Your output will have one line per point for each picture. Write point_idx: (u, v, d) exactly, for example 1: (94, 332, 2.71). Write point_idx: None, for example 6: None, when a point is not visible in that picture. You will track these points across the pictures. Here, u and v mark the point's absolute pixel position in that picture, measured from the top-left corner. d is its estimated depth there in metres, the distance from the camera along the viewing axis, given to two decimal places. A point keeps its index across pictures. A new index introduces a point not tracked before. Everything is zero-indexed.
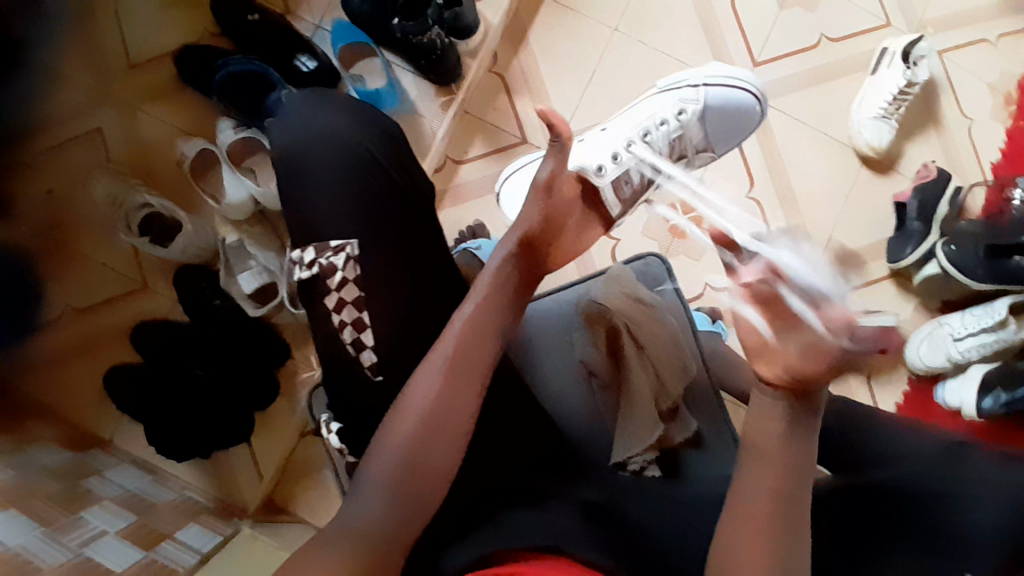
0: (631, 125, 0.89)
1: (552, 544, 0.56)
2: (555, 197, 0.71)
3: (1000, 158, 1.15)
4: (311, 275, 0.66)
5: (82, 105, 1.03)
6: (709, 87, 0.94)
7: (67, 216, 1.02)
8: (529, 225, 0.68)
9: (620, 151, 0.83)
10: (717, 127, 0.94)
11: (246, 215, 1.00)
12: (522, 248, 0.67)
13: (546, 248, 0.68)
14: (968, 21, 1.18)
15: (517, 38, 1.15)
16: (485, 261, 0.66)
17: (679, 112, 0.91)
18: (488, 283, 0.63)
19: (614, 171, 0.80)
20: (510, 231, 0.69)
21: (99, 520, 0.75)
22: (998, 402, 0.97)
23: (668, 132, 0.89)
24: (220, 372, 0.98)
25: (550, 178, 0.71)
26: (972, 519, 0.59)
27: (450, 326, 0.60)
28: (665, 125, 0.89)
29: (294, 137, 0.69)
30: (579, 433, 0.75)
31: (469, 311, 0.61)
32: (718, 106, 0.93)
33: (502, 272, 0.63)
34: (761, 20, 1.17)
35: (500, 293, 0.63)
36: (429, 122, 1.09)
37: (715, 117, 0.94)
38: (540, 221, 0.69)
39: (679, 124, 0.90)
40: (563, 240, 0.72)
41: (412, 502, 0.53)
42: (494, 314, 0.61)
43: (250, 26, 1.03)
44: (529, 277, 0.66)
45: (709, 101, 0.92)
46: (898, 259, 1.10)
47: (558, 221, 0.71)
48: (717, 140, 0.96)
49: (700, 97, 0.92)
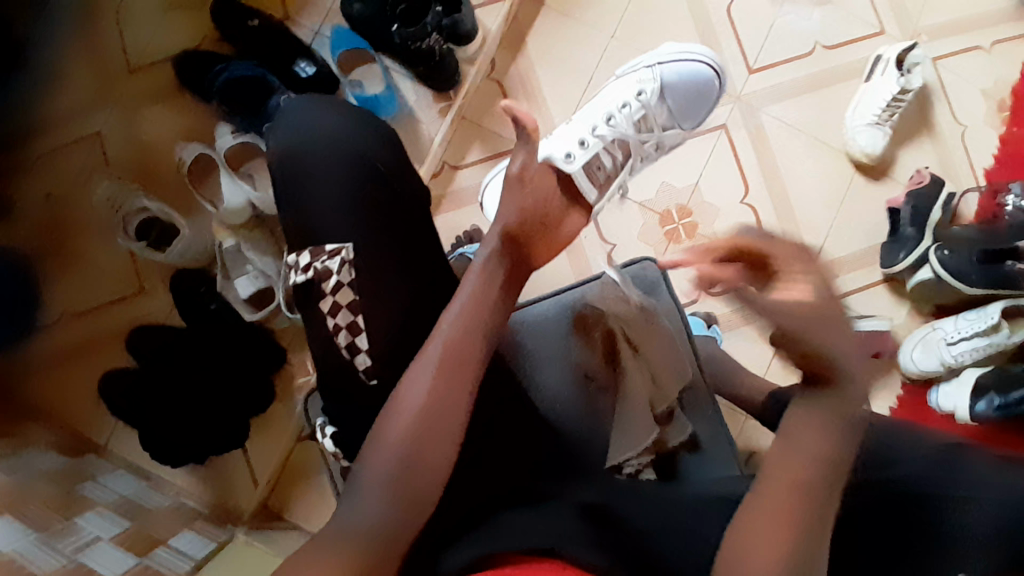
0: (596, 111, 0.92)
1: (547, 546, 0.55)
2: (529, 187, 0.72)
3: (993, 164, 1.16)
4: (306, 279, 0.67)
5: (81, 109, 1.04)
6: (664, 66, 0.96)
7: (67, 218, 1.02)
8: (509, 218, 0.69)
9: (587, 137, 0.85)
10: (678, 102, 0.96)
11: (244, 220, 0.98)
12: (505, 243, 0.67)
13: (528, 242, 0.68)
14: (961, 28, 1.19)
15: (514, 44, 1.16)
16: (472, 259, 0.65)
17: (638, 93, 0.93)
18: (474, 282, 0.63)
19: (582, 155, 0.82)
20: (492, 228, 0.69)
21: (93, 525, 0.75)
22: (991, 406, 0.98)
23: (632, 113, 0.92)
24: (216, 376, 0.98)
25: (520, 171, 0.73)
26: (967, 521, 0.60)
27: (438, 325, 0.61)
28: (627, 107, 0.92)
29: (292, 141, 0.69)
30: (575, 434, 0.74)
31: (457, 311, 0.61)
32: (674, 81, 0.95)
33: (488, 269, 0.63)
34: (756, 28, 1.18)
35: (488, 292, 0.62)
36: (427, 127, 1.10)
37: (675, 94, 0.96)
38: (519, 215, 0.69)
39: (640, 104, 0.93)
40: (544, 236, 0.70)
41: (409, 504, 0.52)
42: (483, 313, 0.61)
43: (249, 31, 1.03)
44: (517, 273, 0.65)
45: (665, 78, 0.95)
46: (891, 264, 1.11)
47: (534, 211, 0.71)
48: (682, 115, 0.97)
49: (656, 76, 0.95)
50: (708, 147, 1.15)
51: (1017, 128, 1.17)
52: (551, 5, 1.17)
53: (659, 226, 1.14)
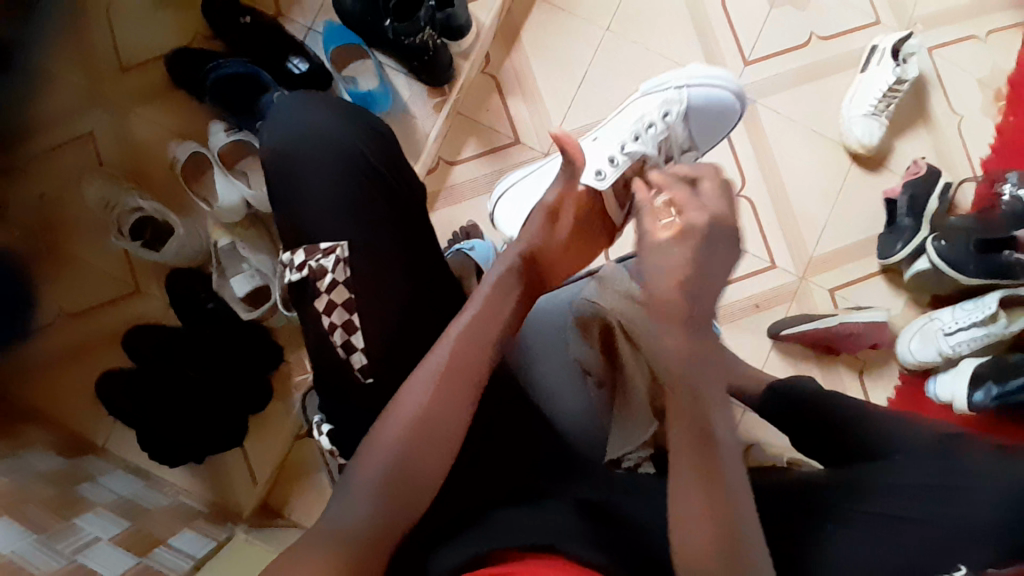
0: (622, 131, 0.90)
1: (547, 543, 0.56)
2: (560, 219, 0.76)
3: (990, 154, 1.16)
4: (301, 277, 0.66)
5: (74, 107, 1.03)
6: (691, 87, 0.92)
7: (59, 219, 1.02)
8: (534, 241, 0.71)
9: (614, 157, 0.85)
10: (699, 126, 0.94)
11: (239, 218, 0.98)
12: (524, 262, 0.69)
13: (543, 262, 0.71)
14: (957, 18, 1.18)
15: (509, 39, 1.15)
16: (487, 272, 0.67)
17: (665, 113, 0.90)
18: (486, 296, 0.64)
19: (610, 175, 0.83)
20: (514, 247, 0.71)
21: (92, 525, 0.75)
22: (990, 395, 0.97)
23: (657, 134, 0.89)
24: (213, 376, 0.98)
25: (556, 202, 0.77)
26: (966, 513, 0.61)
27: (445, 332, 0.61)
28: (653, 127, 0.89)
29: (284, 138, 0.69)
30: (570, 428, 0.75)
31: (466, 322, 0.61)
32: (701, 105, 0.92)
33: (505, 286, 0.65)
34: (751, 19, 1.17)
35: (498, 309, 0.63)
36: (422, 123, 1.09)
37: (699, 117, 0.93)
38: (543, 240, 0.72)
39: (665, 126, 0.90)
40: (562, 258, 0.74)
41: (397, 504, 0.52)
42: (491, 329, 0.62)
43: (240, 28, 1.02)
44: (530, 295, 0.68)
45: (692, 102, 0.92)
46: (887, 255, 1.12)
47: (557, 239, 0.74)
48: (701, 140, 0.95)
49: (683, 98, 0.91)
50: None
51: (1013, 118, 1.17)
52: None
53: None
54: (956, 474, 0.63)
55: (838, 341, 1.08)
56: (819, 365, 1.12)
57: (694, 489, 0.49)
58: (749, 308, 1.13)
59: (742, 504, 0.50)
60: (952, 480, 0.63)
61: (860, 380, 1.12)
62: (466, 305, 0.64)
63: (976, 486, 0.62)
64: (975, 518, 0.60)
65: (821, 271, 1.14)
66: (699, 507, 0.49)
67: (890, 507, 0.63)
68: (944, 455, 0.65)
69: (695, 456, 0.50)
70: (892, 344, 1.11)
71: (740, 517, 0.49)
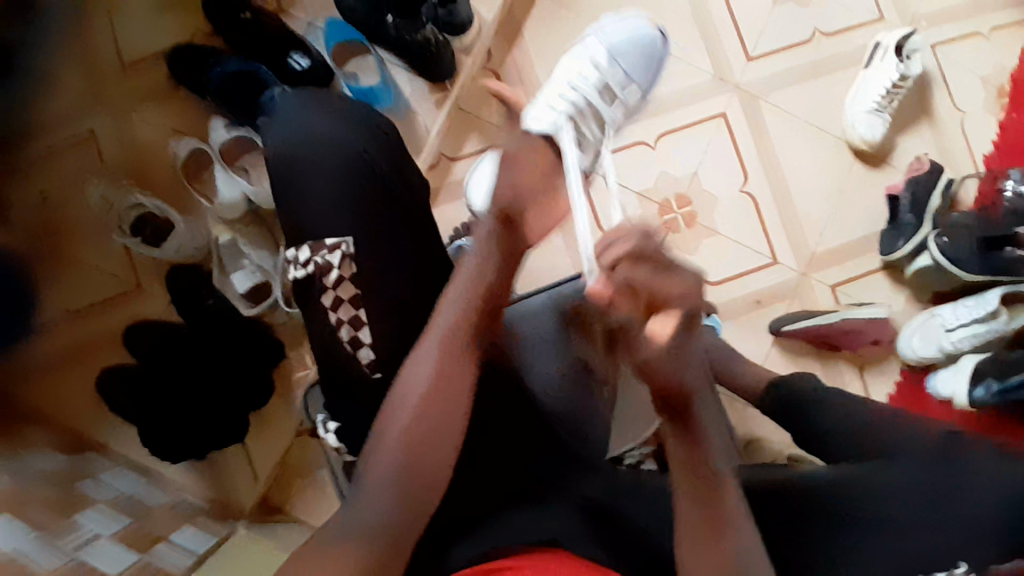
0: (555, 86, 0.86)
1: (551, 538, 0.59)
2: (522, 168, 0.70)
3: (992, 151, 1.16)
4: (307, 273, 0.66)
5: (74, 107, 1.02)
6: (602, 34, 0.92)
7: (58, 216, 1.00)
8: (502, 201, 0.67)
9: (561, 104, 0.81)
10: (636, 62, 0.90)
11: (239, 215, 0.97)
12: (498, 227, 0.64)
13: (522, 225, 0.66)
14: (961, 14, 1.18)
15: (511, 34, 1.15)
16: (466, 248, 0.64)
17: (590, 61, 0.88)
18: (469, 276, 0.62)
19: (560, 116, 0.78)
20: (487, 212, 0.67)
21: (94, 524, 0.74)
22: (990, 392, 0.96)
23: (593, 79, 0.86)
24: (216, 372, 0.97)
25: (510, 154, 0.72)
26: (972, 514, 0.60)
27: (434, 318, 0.60)
28: (585, 74, 0.86)
29: (286, 138, 0.68)
30: (574, 425, 0.75)
31: (455, 307, 0.60)
32: (619, 42, 0.90)
33: (483, 255, 0.63)
34: (754, 15, 1.17)
35: (481, 286, 0.62)
36: (423, 118, 1.09)
37: (626, 53, 0.90)
38: (511, 194, 0.67)
39: (600, 70, 0.86)
40: (535, 213, 0.68)
41: (403, 508, 0.52)
42: (480, 311, 0.61)
43: (242, 23, 1.02)
44: (509, 255, 0.64)
45: (608, 43, 0.90)
46: (891, 251, 1.11)
47: (526, 192, 0.68)
48: (643, 73, 0.90)
49: (604, 45, 0.90)
50: (707, 135, 1.15)
51: (1016, 114, 1.16)
52: None
53: (659, 217, 1.13)
54: (958, 473, 0.62)
55: (840, 339, 1.08)
56: (821, 362, 1.12)
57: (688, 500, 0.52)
58: (751, 306, 1.13)
59: (739, 518, 0.51)
60: (955, 478, 0.62)
61: (861, 377, 1.13)
62: (449, 284, 0.63)
63: (978, 487, 0.61)
64: (975, 520, 0.60)
65: (823, 268, 1.14)
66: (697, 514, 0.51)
67: (890, 508, 0.63)
68: (946, 452, 0.65)
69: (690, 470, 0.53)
70: (894, 340, 1.11)
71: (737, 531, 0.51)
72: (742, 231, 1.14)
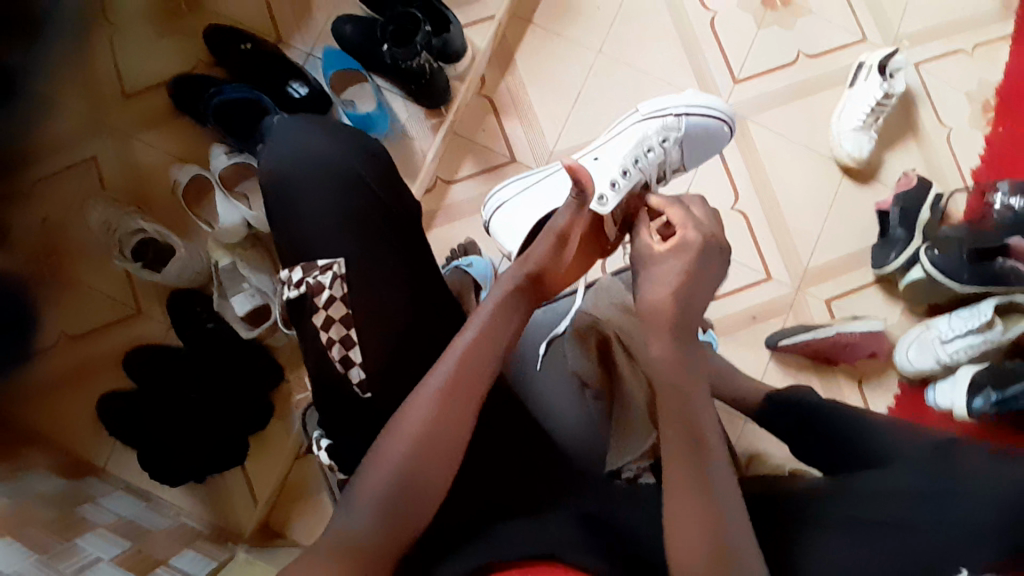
0: (621, 155, 0.88)
1: (548, 552, 0.57)
2: (568, 246, 0.73)
3: (980, 164, 1.18)
4: (299, 294, 0.67)
5: (73, 134, 1.05)
6: (690, 115, 0.92)
7: (62, 242, 1.03)
8: (543, 262, 0.71)
9: (619, 179, 0.83)
10: (691, 151, 0.94)
11: (240, 238, 1.00)
12: (525, 285, 0.68)
13: (547, 283, 0.71)
14: (941, 34, 1.21)
15: (504, 61, 1.18)
16: (488, 294, 0.66)
17: (663, 139, 0.90)
18: (488, 316, 0.64)
19: (615, 198, 0.80)
20: (514, 269, 0.70)
21: (92, 546, 0.73)
22: (989, 402, 0.98)
23: (656, 159, 0.89)
24: (214, 396, 0.98)
25: (565, 228, 0.72)
26: (973, 519, 0.60)
27: (449, 349, 0.61)
28: (652, 153, 0.88)
29: (281, 159, 0.70)
30: (574, 443, 0.74)
31: (471, 339, 0.61)
32: (697, 133, 0.92)
33: (510, 310, 0.65)
34: (740, 39, 1.20)
35: (499, 327, 0.63)
36: (419, 143, 1.11)
37: (693, 144, 0.93)
38: (550, 259, 0.71)
39: (662, 151, 0.89)
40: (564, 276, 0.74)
41: (397, 529, 0.53)
42: (494, 345, 0.62)
43: (241, 54, 1.05)
44: (525, 309, 0.67)
45: (689, 130, 0.92)
46: (882, 266, 1.12)
47: (561, 267, 0.72)
48: (692, 161, 0.95)
49: (681, 125, 0.91)
50: None
51: (1001, 128, 1.19)
52: (539, 22, 1.19)
53: None
54: (962, 480, 0.62)
55: (837, 352, 1.09)
56: (818, 376, 1.13)
57: (683, 493, 0.51)
58: (746, 321, 1.14)
59: (737, 531, 0.50)
60: (956, 486, 0.62)
61: (860, 390, 1.13)
62: (467, 323, 0.64)
63: (981, 494, 0.61)
64: (970, 522, 0.60)
65: (817, 283, 1.15)
66: (697, 514, 0.50)
67: (894, 511, 0.62)
68: (942, 458, 0.65)
69: (690, 468, 0.52)
70: (890, 354, 1.11)
71: (730, 524, 0.50)
72: (738, 249, 1.15)
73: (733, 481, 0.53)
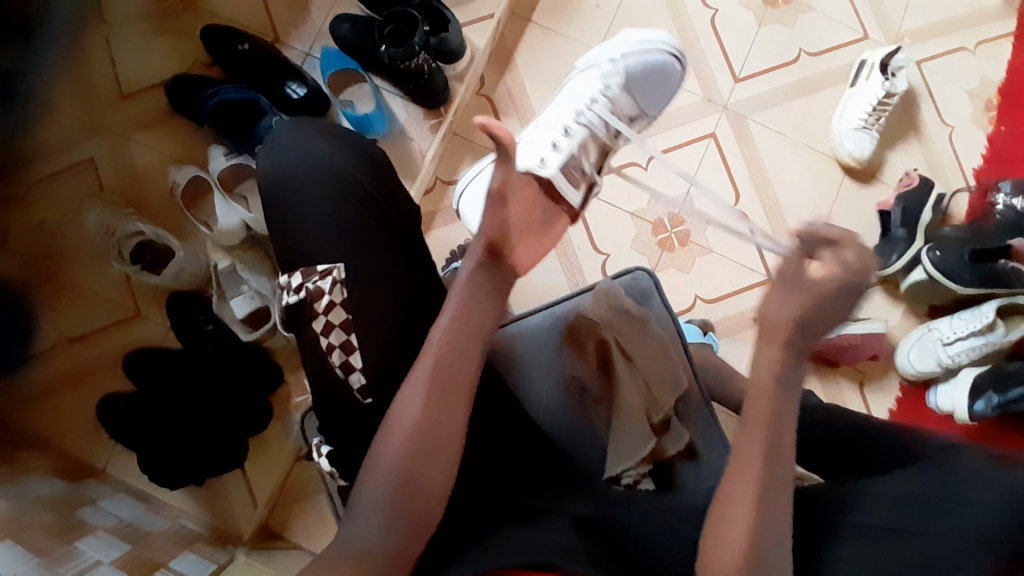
0: (561, 115, 0.85)
1: (545, 561, 0.56)
2: (511, 207, 0.69)
3: (982, 164, 1.17)
4: (298, 299, 0.66)
5: (68, 135, 1.03)
6: (627, 57, 0.92)
7: (60, 245, 1.01)
8: (492, 231, 0.67)
9: (558, 138, 0.81)
10: (642, 92, 0.93)
11: (238, 242, 0.98)
12: (488, 257, 0.66)
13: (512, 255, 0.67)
14: (944, 32, 1.20)
15: (503, 61, 1.17)
16: (457, 274, 0.65)
17: (604, 88, 0.88)
18: (462, 299, 0.63)
19: (559, 156, 0.78)
20: (477, 240, 0.68)
21: (93, 550, 0.72)
22: (991, 405, 1.00)
23: (600, 110, 0.86)
24: (217, 396, 0.99)
25: (501, 186, 0.70)
26: (967, 525, 0.59)
27: (429, 340, 0.60)
28: (596, 103, 0.86)
29: (276, 160, 0.70)
30: (570, 441, 0.75)
31: (446, 328, 0.60)
32: (642, 73, 0.92)
33: (477, 285, 0.63)
34: (740, 37, 1.19)
35: (479, 313, 0.62)
36: (418, 144, 1.10)
37: (640, 86, 0.93)
38: (502, 228, 0.67)
39: (608, 100, 0.88)
40: (525, 245, 0.69)
41: (399, 537, 0.52)
42: (478, 334, 0.61)
43: (238, 54, 1.04)
44: (502, 290, 0.65)
45: (630, 71, 0.91)
46: (884, 266, 1.11)
47: (517, 229, 0.68)
48: (646, 102, 0.94)
49: (620, 69, 0.91)
50: (698, 152, 1.16)
51: (1003, 127, 1.18)
52: (537, 21, 1.18)
53: (652, 235, 1.14)
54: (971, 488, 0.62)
55: (839, 353, 1.08)
56: (819, 378, 1.12)
57: None
58: (745, 321, 1.13)
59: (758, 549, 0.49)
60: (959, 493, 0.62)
61: (861, 392, 1.12)
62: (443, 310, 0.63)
63: (973, 503, 0.60)
64: (970, 527, 0.59)
65: None
66: None
67: (886, 519, 0.63)
68: (942, 464, 0.64)
69: None
70: (891, 355, 1.11)
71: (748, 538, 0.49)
72: (737, 252, 1.15)
73: (756, 478, 0.52)
